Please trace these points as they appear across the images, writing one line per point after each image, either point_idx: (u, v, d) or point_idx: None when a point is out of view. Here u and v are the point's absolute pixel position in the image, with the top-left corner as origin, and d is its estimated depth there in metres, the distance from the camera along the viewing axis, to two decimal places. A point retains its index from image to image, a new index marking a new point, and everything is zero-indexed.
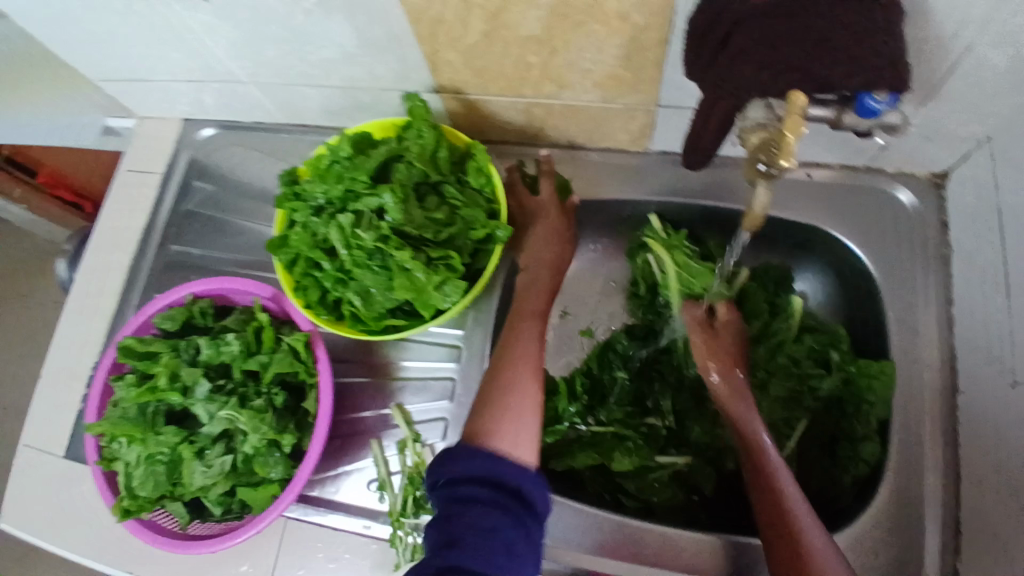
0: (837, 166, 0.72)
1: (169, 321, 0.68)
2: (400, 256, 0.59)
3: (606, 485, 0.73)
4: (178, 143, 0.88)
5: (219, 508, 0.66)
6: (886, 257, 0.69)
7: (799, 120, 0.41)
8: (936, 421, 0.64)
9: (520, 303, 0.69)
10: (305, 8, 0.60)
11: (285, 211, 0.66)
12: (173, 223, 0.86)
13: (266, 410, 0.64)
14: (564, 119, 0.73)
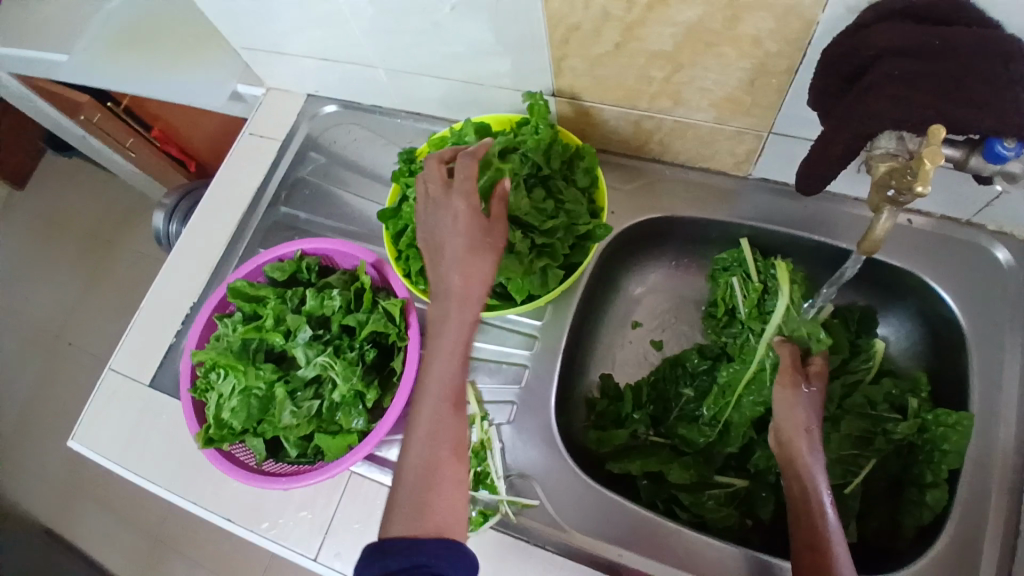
0: (933, 216, 0.73)
1: (280, 271, 0.73)
2: (508, 238, 0.62)
3: (659, 494, 0.73)
4: (300, 114, 0.95)
5: (296, 451, 0.69)
6: (980, 313, 0.69)
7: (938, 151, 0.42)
8: (1011, 483, 0.63)
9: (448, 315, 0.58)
10: (453, 2, 0.65)
11: (398, 185, 0.70)
12: (285, 187, 0.92)
13: (356, 363, 0.67)
14: (671, 135, 0.75)
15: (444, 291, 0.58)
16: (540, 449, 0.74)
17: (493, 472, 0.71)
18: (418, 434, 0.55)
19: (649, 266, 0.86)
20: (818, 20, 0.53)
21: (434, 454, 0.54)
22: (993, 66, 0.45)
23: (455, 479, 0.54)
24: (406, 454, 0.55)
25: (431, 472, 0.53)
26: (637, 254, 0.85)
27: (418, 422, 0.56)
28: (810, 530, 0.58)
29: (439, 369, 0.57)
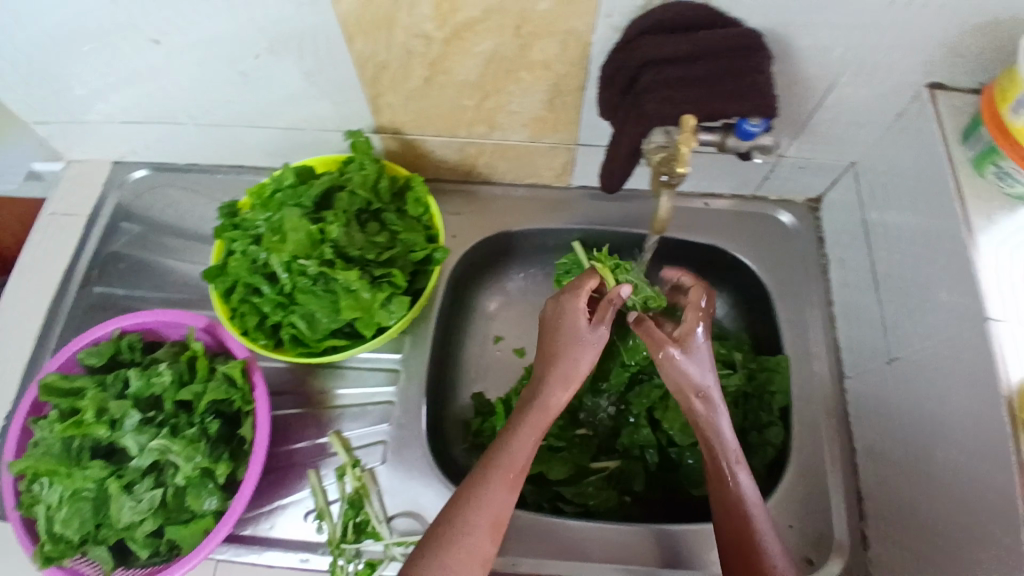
0: (731, 196, 0.84)
1: (96, 356, 0.66)
2: (346, 278, 0.61)
3: (543, 495, 0.78)
4: (106, 183, 0.87)
5: (147, 551, 0.62)
6: (777, 271, 0.80)
7: (690, 137, 0.52)
8: (829, 409, 0.74)
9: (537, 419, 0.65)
10: (255, 51, 0.64)
11: (222, 241, 0.67)
12: (97, 264, 0.84)
13: (198, 439, 0.62)
14: (495, 157, 0.80)
15: (545, 405, 0.66)
16: (420, 481, 0.73)
17: (373, 518, 0.70)
18: (484, 516, 0.59)
19: (501, 282, 0.89)
20: (593, 41, 0.60)
21: (506, 513, 0.60)
22: (731, 66, 0.54)
23: (480, 557, 0.57)
24: (470, 526, 0.58)
25: (454, 530, 0.58)
26: (487, 272, 0.88)
27: (492, 496, 0.60)
28: (735, 513, 0.60)
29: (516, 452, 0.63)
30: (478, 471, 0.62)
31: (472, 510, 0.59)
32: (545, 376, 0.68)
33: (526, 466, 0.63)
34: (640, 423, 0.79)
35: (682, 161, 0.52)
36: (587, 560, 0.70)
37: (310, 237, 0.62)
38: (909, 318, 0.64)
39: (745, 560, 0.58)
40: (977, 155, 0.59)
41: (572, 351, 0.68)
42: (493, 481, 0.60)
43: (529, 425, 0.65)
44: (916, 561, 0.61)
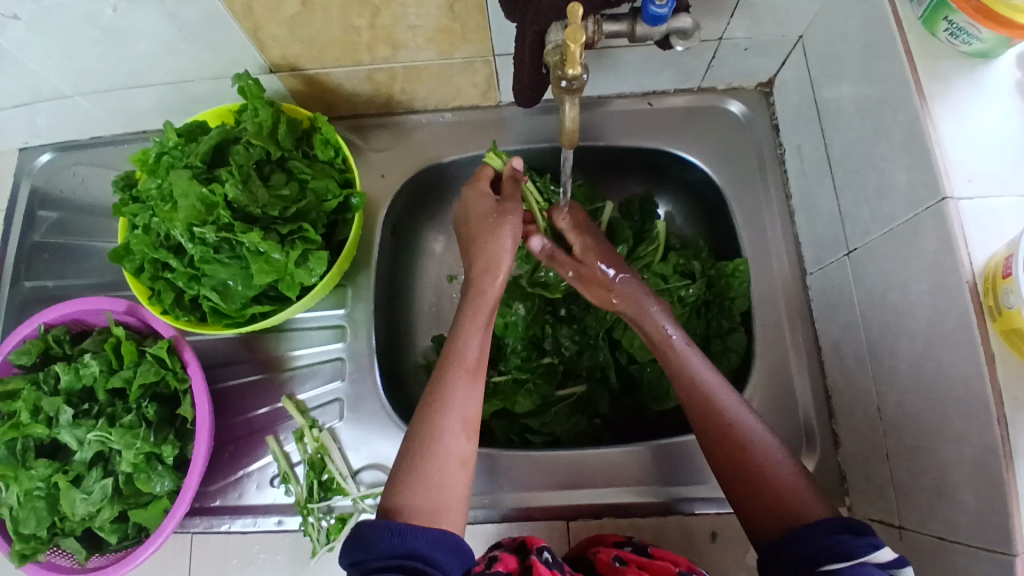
0: (677, 91, 0.77)
1: (26, 355, 0.63)
2: (250, 240, 0.57)
3: (512, 429, 0.76)
4: (14, 173, 0.82)
5: (116, 536, 0.62)
6: (731, 167, 0.74)
7: (579, 29, 0.44)
8: (791, 307, 0.70)
9: (476, 307, 0.64)
10: (111, 2, 0.57)
11: (124, 218, 0.63)
12: (23, 258, 0.80)
13: (137, 425, 0.60)
14: (409, 81, 0.73)
15: (482, 292, 0.65)
16: (380, 434, 0.71)
17: (337, 475, 0.68)
18: (452, 416, 0.57)
19: (445, 217, 0.84)
20: None
21: (473, 408, 0.59)
22: None
23: (460, 461, 0.56)
24: (440, 434, 0.56)
25: (428, 439, 0.56)
26: (429, 209, 0.83)
27: (454, 395, 0.58)
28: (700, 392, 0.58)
29: (464, 347, 0.62)
30: (435, 374, 0.60)
31: (440, 414, 0.57)
32: (472, 268, 0.67)
33: (479, 358, 0.61)
34: (599, 342, 0.76)
35: (573, 61, 0.45)
36: (558, 489, 0.69)
37: (202, 201, 0.57)
38: (866, 202, 0.59)
39: (733, 464, 0.55)
40: (926, 13, 0.51)
41: (490, 239, 0.66)
42: (450, 379, 0.59)
43: (472, 310, 0.64)
44: (884, 456, 0.59)
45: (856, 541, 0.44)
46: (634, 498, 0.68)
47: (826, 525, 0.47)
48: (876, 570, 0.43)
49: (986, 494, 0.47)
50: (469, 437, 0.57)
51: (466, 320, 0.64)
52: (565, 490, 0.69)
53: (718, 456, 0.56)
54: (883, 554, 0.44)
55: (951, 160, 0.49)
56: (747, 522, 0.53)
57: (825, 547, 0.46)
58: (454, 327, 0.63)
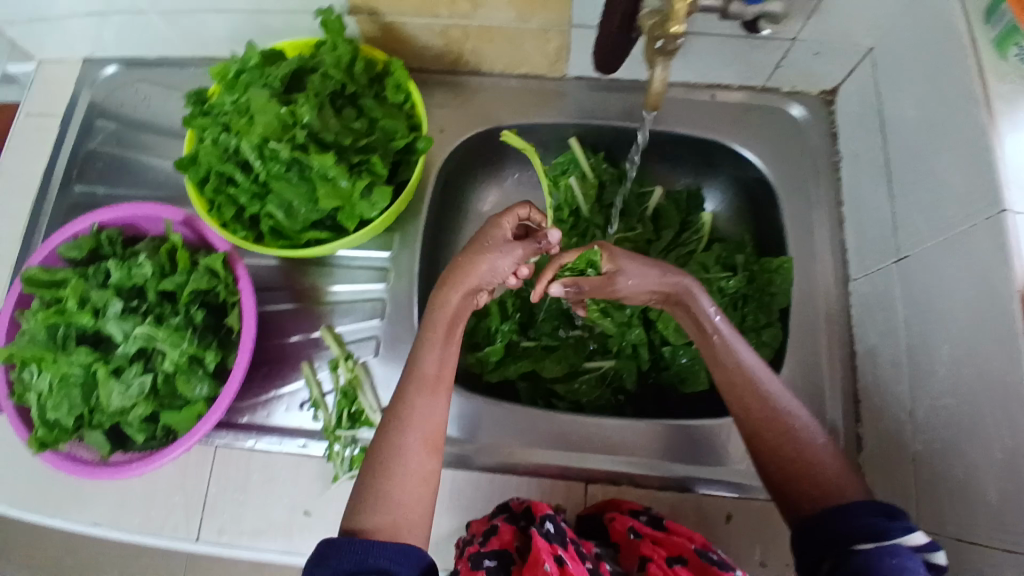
0: (741, 88, 0.78)
1: (76, 249, 0.64)
2: (322, 163, 0.57)
3: (538, 392, 0.77)
4: (77, 80, 0.84)
5: (143, 435, 0.63)
6: (787, 166, 0.76)
7: None
8: (829, 308, 0.72)
9: (441, 323, 0.60)
10: None
11: (193, 132, 0.64)
12: (76, 164, 0.81)
13: (183, 327, 0.61)
14: (482, 42, 0.74)
15: (445, 307, 0.60)
16: None
17: (366, 408, 0.69)
18: (415, 436, 0.55)
19: (493, 179, 0.86)
20: None
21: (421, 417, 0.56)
22: None
23: (422, 476, 0.54)
24: (400, 453, 0.54)
25: (388, 457, 0.54)
26: (478, 170, 0.84)
27: (414, 408, 0.56)
28: (749, 388, 0.57)
29: (426, 362, 0.58)
30: (396, 393, 0.57)
31: (399, 432, 0.55)
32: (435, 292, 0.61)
33: (442, 371, 0.58)
34: (632, 321, 0.76)
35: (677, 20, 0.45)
36: (561, 449, 0.70)
37: (280, 119, 0.58)
38: (921, 210, 0.60)
39: (778, 445, 0.55)
40: (998, 37, 0.54)
41: (467, 259, 0.60)
42: (409, 396, 0.56)
43: (436, 321, 0.59)
44: (910, 458, 0.60)
45: (892, 522, 0.46)
46: (656, 472, 0.68)
47: (862, 505, 0.48)
48: (907, 552, 0.45)
49: (1016, 495, 0.48)
50: (428, 457, 0.55)
51: (433, 332, 0.59)
52: (586, 453, 0.70)
53: (768, 442, 0.55)
54: (914, 537, 0.46)
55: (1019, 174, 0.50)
56: (788, 504, 0.54)
57: (862, 527, 0.47)
58: (422, 344, 0.59)
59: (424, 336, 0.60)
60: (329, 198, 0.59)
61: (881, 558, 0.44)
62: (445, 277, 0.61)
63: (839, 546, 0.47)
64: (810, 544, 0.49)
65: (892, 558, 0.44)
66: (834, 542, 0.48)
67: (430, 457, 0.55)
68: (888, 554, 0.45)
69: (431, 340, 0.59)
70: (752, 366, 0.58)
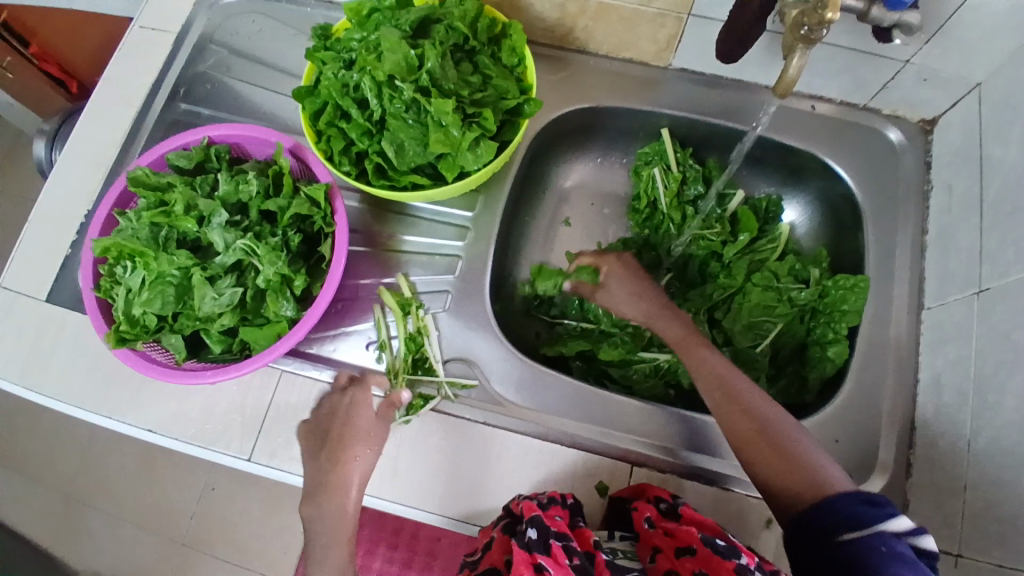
0: (839, 102, 0.79)
1: (185, 159, 0.67)
2: (440, 109, 0.59)
3: (590, 372, 0.79)
4: (196, 2, 0.87)
5: (220, 347, 0.66)
6: (875, 189, 0.76)
7: None
8: (897, 332, 0.72)
9: (317, 488, 0.63)
10: None
11: (314, 63, 0.66)
12: (184, 83, 0.85)
13: (281, 247, 0.62)
14: (595, 21, 0.75)
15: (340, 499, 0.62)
16: (474, 333, 0.73)
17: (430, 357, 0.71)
18: (331, 546, 0.61)
19: (576, 159, 0.87)
20: None
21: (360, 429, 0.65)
22: None
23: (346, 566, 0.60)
24: (325, 550, 0.60)
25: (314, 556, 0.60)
26: (564, 147, 0.86)
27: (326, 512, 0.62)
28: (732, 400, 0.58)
29: (331, 503, 0.62)
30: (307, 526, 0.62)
31: (321, 537, 0.61)
32: (317, 456, 0.64)
33: (363, 478, 0.63)
34: (697, 319, 0.77)
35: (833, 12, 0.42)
36: (598, 427, 0.69)
37: (406, 61, 0.60)
38: (1016, 245, 0.60)
39: (750, 435, 0.55)
40: None
41: (353, 450, 0.64)
42: (317, 547, 0.61)
43: (325, 471, 0.63)
44: (964, 487, 0.60)
45: (873, 509, 0.46)
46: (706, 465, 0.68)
47: (845, 496, 0.48)
48: (890, 539, 0.45)
49: None
50: (346, 560, 0.61)
51: (324, 491, 0.62)
52: (639, 437, 0.69)
53: (747, 444, 0.55)
54: (896, 524, 0.45)
55: None
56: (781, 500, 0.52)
57: (846, 516, 0.47)
58: (305, 501, 0.63)
59: (316, 492, 0.63)
60: (440, 145, 0.60)
61: (870, 547, 0.44)
62: (322, 451, 0.64)
63: (822, 537, 0.47)
64: (805, 533, 0.49)
65: (881, 546, 0.44)
66: (819, 533, 0.48)
67: (349, 558, 0.61)
68: (876, 541, 0.45)
69: (352, 489, 0.63)
70: (730, 378, 0.60)
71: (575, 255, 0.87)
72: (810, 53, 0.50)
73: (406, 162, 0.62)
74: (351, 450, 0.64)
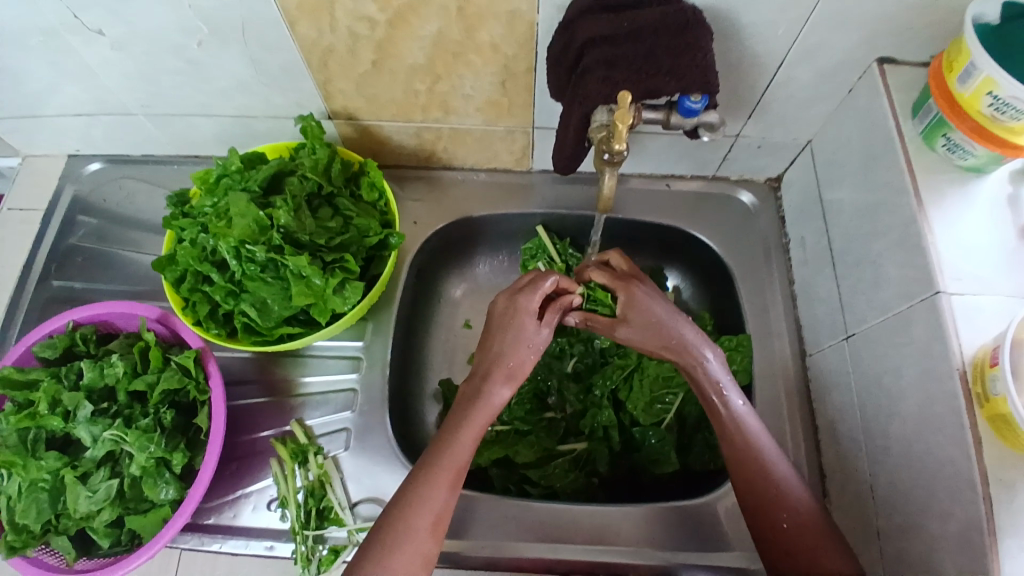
0: (693, 177, 0.84)
1: (50, 349, 0.65)
2: (297, 263, 0.60)
3: (510, 479, 0.76)
4: (63, 177, 0.87)
5: (109, 540, 0.61)
6: (740, 250, 0.80)
7: (626, 113, 0.52)
8: (789, 384, 0.74)
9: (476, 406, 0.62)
10: (200, 38, 0.64)
11: (172, 231, 0.67)
12: (56, 258, 0.83)
13: (153, 429, 0.60)
14: (452, 142, 0.80)
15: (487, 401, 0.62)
16: (380, 467, 0.71)
17: (335, 504, 0.69)
18: (425, 515, 0.56)
19: (464, 265, 0.89)
20: (537, 22, 0.59)
21: (463, 458, 0.59)
22: (666, 41, 0.53)
23: (422, 559, 0.55)
24: (409, 531, 0.55)
25: (392, 535, 0.55)
26: (450, 257, 0.88)
27: (420, 495, 0.57)
28: (748, 455, 0.59)
29: (456, 449, 0.60)
30: (417, 471, 0.59)
31: (411, 513, 0.56)
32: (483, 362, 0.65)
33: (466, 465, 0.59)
34: (603, 403, 0.78)
35: (620, 138, 0.52)
36: (537, 540, 0.69)
37: (257, 223, 0.60)
38: (864, 292, 0.64)
39: (772, 502, 0.57)
40: (927, 129, 0.59)
41: (516, 335, 0.65)
42: (428, 486, 0.57)
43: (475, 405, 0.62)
44: (874, 534, 0.61)
45: None
46: (631, 559, 0.68)
47: None
48: None
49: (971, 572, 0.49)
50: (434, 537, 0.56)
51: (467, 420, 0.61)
52: (561, 545, 0.69)
53: (761, 513, 0.57)
54: None
55: (945, 260, 0.55)
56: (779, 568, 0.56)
57: None
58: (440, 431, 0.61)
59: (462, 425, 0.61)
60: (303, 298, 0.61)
61: None
62: (489, 368, 0.64)
63: None
64: None
65: None
66: None
67: (436, 530, 0.56)
68: None
69: (465, 447, 0.60)
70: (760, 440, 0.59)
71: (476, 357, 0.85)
72: (618, 170, 0.60)
73: (274, 317, 0.63)
74: (512, 368, 0.64)
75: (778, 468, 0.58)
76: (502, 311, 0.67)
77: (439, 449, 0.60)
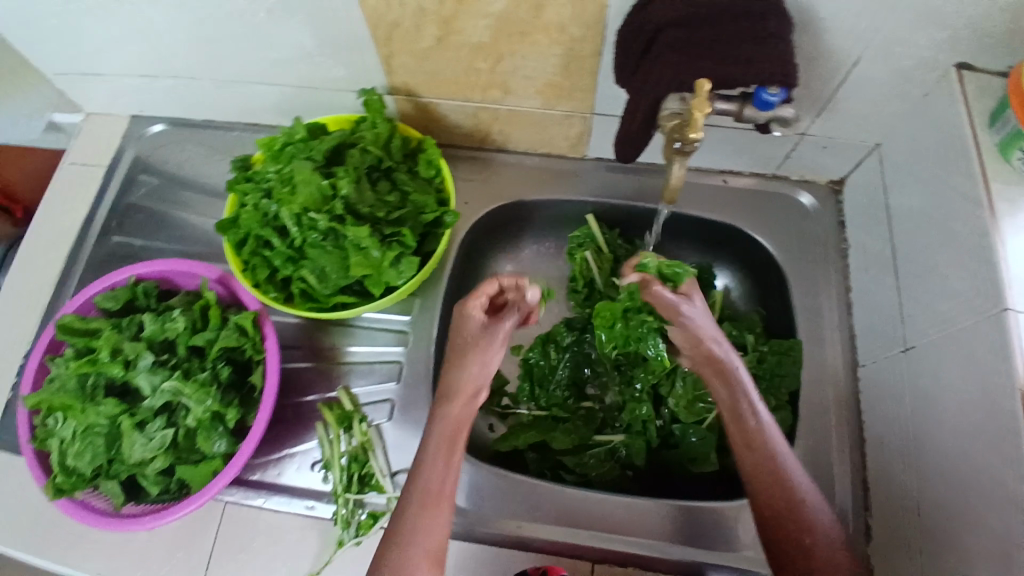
0: (750, 174, 0.82)
1: (112, 300, 0.67)
2: (357, 234, 0.61)
3: (546, 463, 0.78)
4: (126, 137, 0.89)
5: (157, 489, 0.64)
6: (796, 253, 0.79)
7: (704, 102, 0.51)
8: (841, 392, 0.73)
9: (448, 423, 0.62)
10: (268, 5, 0.64)
11: (235, 194, 0.68)
12: (116, 215, 0.85)
13: (210, 383, 0.62)
14: (508, 124, 0.79)
15: (444, 415, 0.62)
16: (423, 437, 0.73)
17: (377, 472, 0.70)
18: (420, 539, 0.56)
19: (511, 249, 0.89)
20: (608, 5, 0.59)
21: (445, 480, 0.59)
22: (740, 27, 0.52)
23: None
24: (407, 556, 0.55)
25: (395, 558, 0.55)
26: (500, 239, 0.88)
27: (417, 518, 0.57)
28: (773, 469, 0.58)
29: (432, 470, 0.59)
30: (406, 492, 0.59)
31: (407, 536, 0.56)
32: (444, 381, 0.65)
33: (444, 488, 0.59)
34: (642, 397, 0.77)
35: (695, 127, 0.51)
36: (564, 526, 0.70)
37: (320, 191, 0.62)
38: (926, 304, 0.62)
39: (789, 508, 0.56)
40: (1004, 141, 0.57)
41: (472, 355, 0.65)
42: (416, 505, 0.57)
43: (442, 421, 0.62)
44: (916, 551, 0.60)
45: None
46: (664, 552, 0.68)
47: None
48: None
49: None
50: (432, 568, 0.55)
51: (445, 441, 0.61)
52: (597, 532, 0.69)
53: (788, 518, 0.56)
54: None
55: (1017, 276, 0.53)
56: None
57: None
58: (420, 448, 0.61)
59: (433, 440, 0.61)
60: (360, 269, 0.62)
61: None
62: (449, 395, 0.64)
63: None
64: None
65: None
66: None
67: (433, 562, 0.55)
68: None
69: (432, 466, 0.59)
70: (782, 454, 0.59)
71: (519, 347, 0.86)
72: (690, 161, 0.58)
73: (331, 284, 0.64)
74: (477, 391, 0.63)
75: (792, 469, 0.58)
76: (460, 325, 0.66)
77: (416, 469, 0.60)
